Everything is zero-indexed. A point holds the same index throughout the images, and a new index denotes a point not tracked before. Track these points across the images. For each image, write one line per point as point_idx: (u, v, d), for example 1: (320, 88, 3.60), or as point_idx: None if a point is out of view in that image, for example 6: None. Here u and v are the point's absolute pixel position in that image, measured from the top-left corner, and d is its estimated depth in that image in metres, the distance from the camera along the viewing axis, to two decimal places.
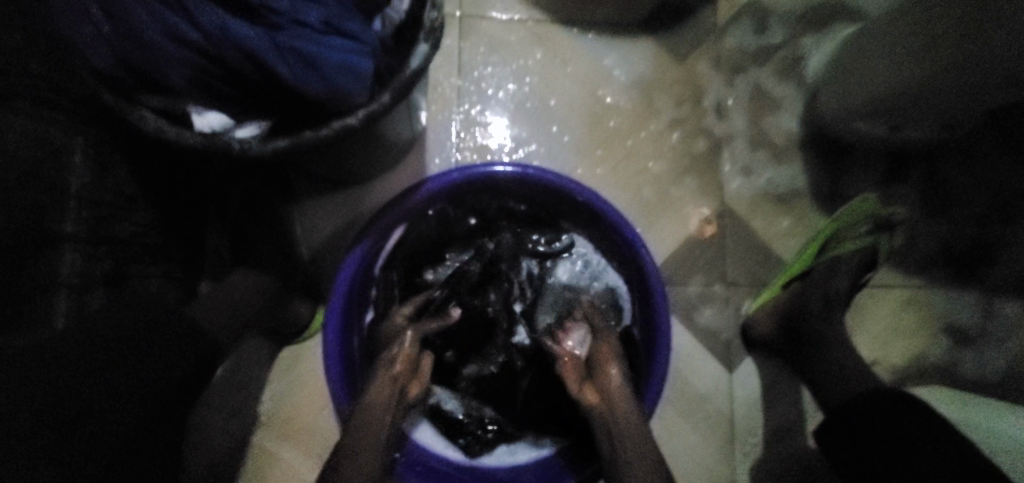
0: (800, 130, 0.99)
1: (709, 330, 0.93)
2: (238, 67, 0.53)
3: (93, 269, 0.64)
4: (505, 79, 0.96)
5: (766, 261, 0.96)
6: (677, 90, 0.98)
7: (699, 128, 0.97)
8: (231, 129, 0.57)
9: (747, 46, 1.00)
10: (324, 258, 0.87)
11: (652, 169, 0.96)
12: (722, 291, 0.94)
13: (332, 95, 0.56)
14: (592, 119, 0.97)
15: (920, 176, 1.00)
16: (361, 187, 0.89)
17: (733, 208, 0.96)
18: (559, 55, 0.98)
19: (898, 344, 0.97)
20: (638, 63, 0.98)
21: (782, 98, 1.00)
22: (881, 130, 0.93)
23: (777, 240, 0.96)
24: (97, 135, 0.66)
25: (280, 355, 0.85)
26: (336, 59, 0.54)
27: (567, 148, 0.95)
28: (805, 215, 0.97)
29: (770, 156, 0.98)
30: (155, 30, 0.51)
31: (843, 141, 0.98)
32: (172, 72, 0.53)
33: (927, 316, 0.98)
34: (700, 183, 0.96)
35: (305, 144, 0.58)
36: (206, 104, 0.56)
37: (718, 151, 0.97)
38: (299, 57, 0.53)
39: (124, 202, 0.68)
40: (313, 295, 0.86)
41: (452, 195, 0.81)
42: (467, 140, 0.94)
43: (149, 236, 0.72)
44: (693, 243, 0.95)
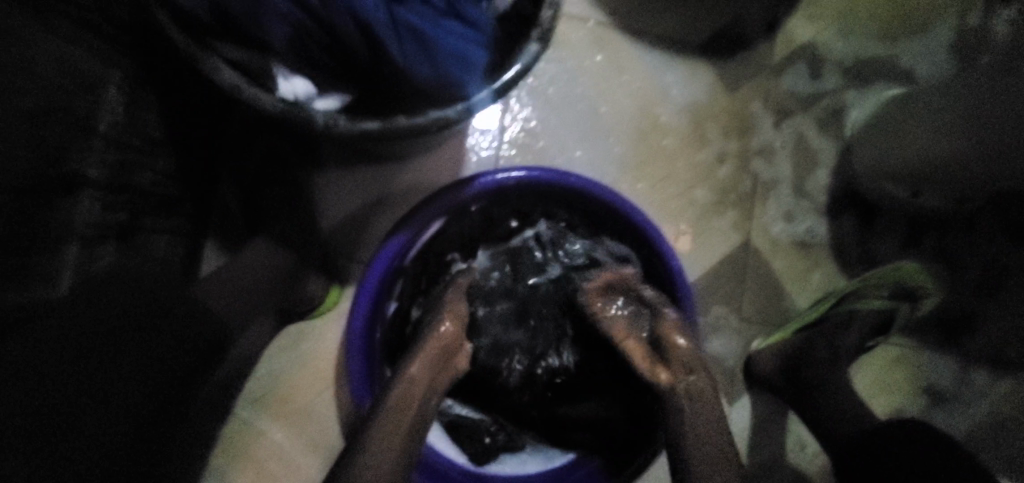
0: (832, 184, 0.98)
1: (717, 356, 0.94)
2: (344, 33, 0.50)
3: (108, 222, 0.58)
4: (556, 76, 0.92)
5: (780, 302, 0.96)
6: (728, 121, 0.97)
7: (746, 167, 0.96)
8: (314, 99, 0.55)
9: (799, 90, 0.98)
10: (346, 236, 0.82)
11: (697, 198, 0.95)
12: (736, 324, 0.95)
13: (438, 83, 0.53)
14: (644, 134, 0.94)
15: (934, 245, 0.96)
16: (395, 164, 0.82)
17: (758, 247, 0.96)
18: (618, 61, 0.94)
19: (880, 394, 0.96)
20: (696, 87, 0.96)
21: (821, 150, 0.98)
22: (904, 196, 0.93)
23: (795, 285, 0.96)
24: (131, 65, 0.62)
25: (285, 330, 0.80)
26: (452, 46, 0.51)
27: (612, 160, 0.93)
28: (828, 269, 0.97)
29: (812, 208, 0.97)
30: None
31: (868, 198, 0.97)
32: (272, 28, 0.50)
33: (911, 375, 0.96)
34: (738, 219, 0.96)
35: (395, 130, 0.56)
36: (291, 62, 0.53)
37: (759, 195, 0.97)
38: (412, 34, 0.50)
39: (147, 149, 0.64)
40: (329, 272, 0.81)
41: (497, 196, 0.77)
42: (514, 138, 0.90)
43: (167, 189, 0.68)
44: (718, 272, 0.95)
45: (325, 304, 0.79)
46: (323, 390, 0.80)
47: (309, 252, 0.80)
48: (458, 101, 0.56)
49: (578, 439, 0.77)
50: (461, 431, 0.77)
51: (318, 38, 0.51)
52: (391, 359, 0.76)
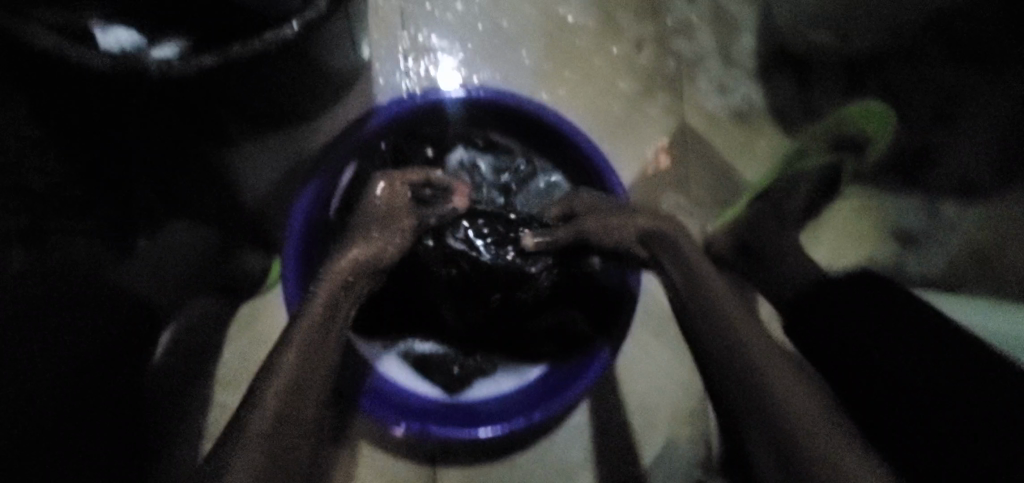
0: (756, 51, 1.01)
1: None
2: None
3: (6, 226, 0.59)
4: None
5: (725, 174, 0.99)
6: (639, 6, 0.98)
7: (666, 48, 0.98)
8: (144, 47, 0.61)
9: None
10: (272, 205, 0.86)
11: (622, 89, 0.97)
12: (689, 206, 0.98)
13: None
14: (553, 38, 0.95)
15: (880, 86, 1.02)
16: (303, 127, 0.84)
17: (695, 126, 0.99)
18: None
19: (836, 240, 1.01)
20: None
21: (738, 17, 1.01)
22: (832, 41, 0.97)
23: (738, 157, 0.99)
24: None
25: (238, 311, 0.85)
26: None
27: (528, 70, 0.94)
28: (762, 129, 1.00)
29: (743, 74, 1.00)
30: None
31: (801, 54, 1.00)
32: None
33: (876, 221, 1.02)
34: (669, 99, 0.98)
35: (233, 59, 0.59)
36: None
37: (685, 73, 0.99)
38: None
39: (33, 151, 0.64)
40: (264, 247, 0.86)
41: (403, 127, 0.81)
42: (413, 68, 0.90)
43: (77, 192, 0.69)
44: (653, 163, 0.97)
45: (271, 278, 0.86)
46: None
47: (230, 227, 0.83)
48: None
49: (534, 323, 0.85)
50: (428, 364, 0.83)
51: None
52: None
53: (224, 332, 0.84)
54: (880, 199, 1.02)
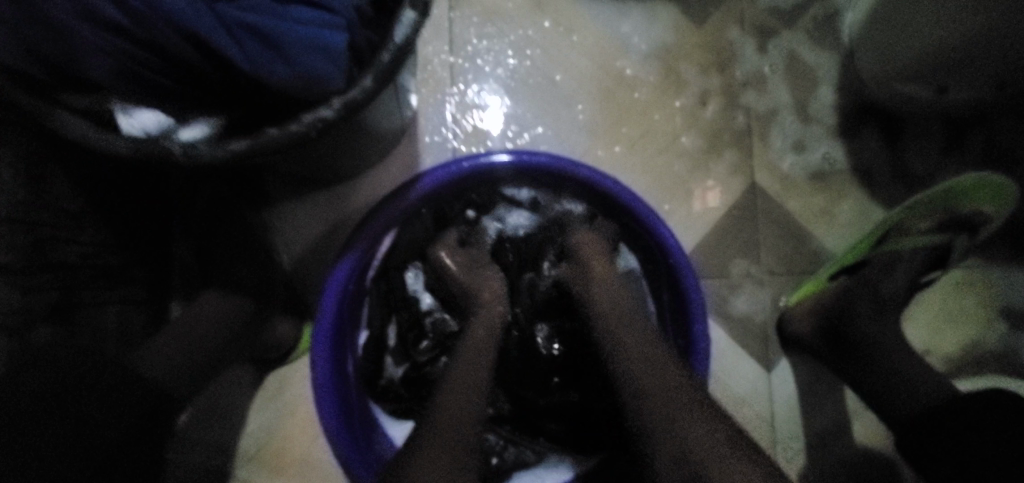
0: (837, 105, 0.91)
1: (745, 316, 0.87)
2: (182, 56, 0.43)
3: (36, 301, 0.58)
4: (503, 52, 0.87)
5: (802, 243, 0.89)
6: (706, 56, 0.90)
7: (736, 102, 0.90)
8: (172, 129, 0.46)
9: (775, 6, 0.92)
10: (310, 269, 0.80)
11: (686, 145, 0.89)
12: (759, 276, 0.88)
13: (302, 81, 0.45)
14: (610, 92, 0.88)
15: (983, 145, 0.90)
16: (346, 187, 0.81)
17: (767, 188, 0.89)
18: (566, 24, 0.89)
19: (935, 318, 0.87)
20: (658, 29, 0.90)
21: (817, 67, 0.91)
22: (930, 95, 0.86)
23: (816, 222, 0.89)
24: (29, 142, 0.57)
25: (264, 381, 0.79)
26: (303, 35, 0.44)
27: (582, 127, 0.87)
28: (844, 192, 0.89)
29: (825, 132, 0.90)
30: (64, 8, 0.40)
31: (888, 108, 0.90)
32: (92, 61, 0.42)
33: (984, 299, 0.87)
34: (739, 158, 0.89)
35: (268, 144, 0.46)
36: (138, 101, 0.45)
37: (756, 129, 0.90)
38: (258, 37, 0.43)
39: (70, 222, 0.62)
40: (298, 312, 0.79)
41: (448, 191, 0.76)
42: (462, 126, 0.85)
43: (108, 259, 0.67)
44: (719, 230, 0.88)
45: (299, 348, 0.78)
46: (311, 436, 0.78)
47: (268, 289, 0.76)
48: (333, 97, 0.47)
49: (583, 407, 0.76)
50: None
51: (144, 61, 0.42)
52: (370, 388, 0.76)
53: (248, 404, 0.78)
54: (991, 275, 0.87)
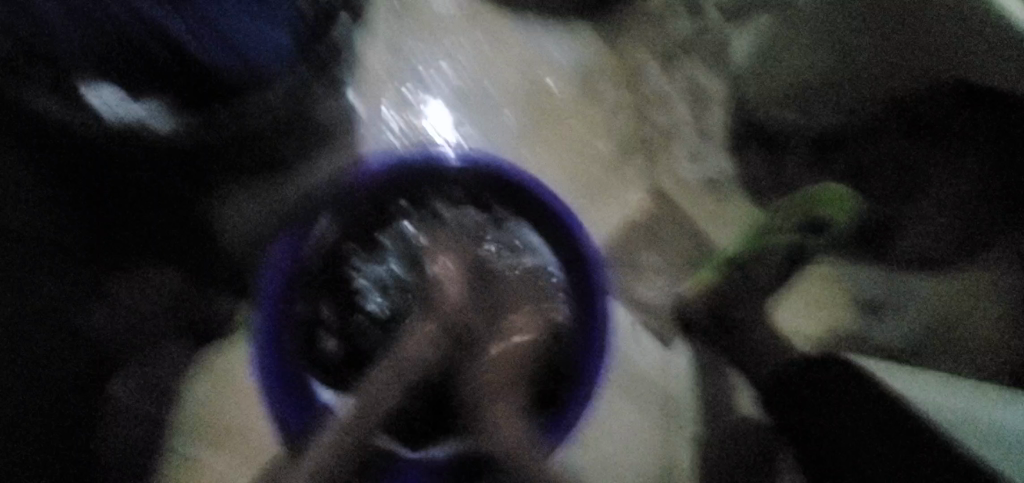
0: (728, 124, 1.06)
1: (649, 302, 1.00)
2: (138, 38, 0.62)
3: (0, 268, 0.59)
4: (438, 59, 0.96)
5: (699, 241, 1.03)
6: (620, 75, 1.03)
7: (644, 116, 1.03)
8: (143, 114, 0.70)
9: (678, 35, 1.06)
10: (251, 250, 0.87)
11: (601, 150, 1.01)
12: (661, 268, 1.01)
13: (246, 69, 0.69)
14: (535, 100, 0.99)
15: (849, 164, 1.04)
16: (286, 174, 0.88)
17: (669, 192, 1.03)
18: (498, 38, 0.99)
19: (806, 310, 1.03)
20: (577, 48, 1.02)
21: (711, 89, 1.06)
22: (800, 119, 1.01)
23: (710, 223, 1.03)
24: None
25: (199, 354, 0.85)
26: (227, 28, 0.66)
27: (510, 132, 0.97)
28: (733, 198, 1.04)
29: (718, 147, 1.05)
30: (54, 11, 0.59)
31: (770, 128, 1.03)
32: (64, 43, 0.61)
33: (842, 290, 1.04)
34: (647, 165, 1.02)
35: (218, 123, 0.74)
36: (94, 78, 0.65)
37: (661, 140, 1.03)
38: (217, 37, 0.66)
39: (27, 192, 0.63)
40: (237, 287, 0.85)
41: (384, 182, 0.83)
42: (399, 124, 0.94)
43: (61, 232, 0.67)
44: (627, 227, 1.01)
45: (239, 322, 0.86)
46: (248, 407, 0.85)
47: (213, 267, 0.84)
48: (269, 80, 0.72)
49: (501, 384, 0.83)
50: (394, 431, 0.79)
51: (118, 46, 0.62)
52: (309, 360, 0.81)
53: (184, 374, 0.84)
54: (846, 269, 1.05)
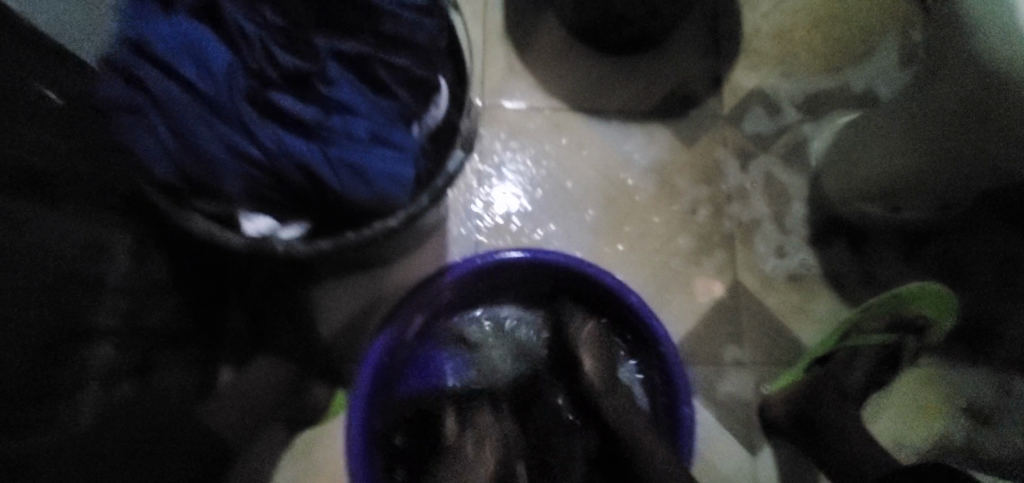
0: (808, 217, 1.05)
1: (732, 400, 0.96)
2: (291, 179, 0.54)
3: (122, 360, 0.67)
4: (523, 160, 1.04)
5: (783, 338, 1.00)
6: (698, 170, 1.06)
7: (724, 211, 1.04)
8: (277, 231, 0.58)
9: (753, 132, 1.09)
10: (346, 339, 0.90)
11: (680, 244, 1.02)
12: (745, 365, 0.98)
13: (377, 201, 0.57)
14: (612, 196, 1.04)
15: (939, 256, 1.02)
16: (380, 268, 0.93)
17: (749, 285, 1.02)
18: (579, 141, 1.06)
19: (893, 413, 0.96)
20: (654, 147, 1.07)
21: (790, 185, 1.07)
22: (883, 213, 1.00)
23: (794, 318, 1.01)
24: (140, 228, 0.71)
25: (294, 442, 0.87)
26: (384, 169, 0.56)
27: (588, 228, 1.02)
28: (818, 293, 1.02)
29: (802, 240, 1.04)
30: (219, 147, 0.52)
31: (852, 223, 1.04)
32: (231, 182, 0.54)
33: (944, 398, 0.96)
34: (727, 259, 1.02)
35: (347, 245, 0.59)
36: (256, 208, 0.56)
37: (742, 235, 1.04)
38: (350, 168, 0.55)
39: (156, 292, 0.72)
40: (333, 378, 0.89)
41: (469, 285, 0.87)
42: (484, 221, 1.00)
43: (181, 323, 0.77)
44: (709, 322, 0.99)
45: (331, 409, 0.87)
46: None
47: (314, 361, 0.89)
48: (397, 211, 0.59)
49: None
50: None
51: (270, 184, 0.54)
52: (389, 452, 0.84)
53: (275, 464, 0.86)
54: (948, 372, 0.97)
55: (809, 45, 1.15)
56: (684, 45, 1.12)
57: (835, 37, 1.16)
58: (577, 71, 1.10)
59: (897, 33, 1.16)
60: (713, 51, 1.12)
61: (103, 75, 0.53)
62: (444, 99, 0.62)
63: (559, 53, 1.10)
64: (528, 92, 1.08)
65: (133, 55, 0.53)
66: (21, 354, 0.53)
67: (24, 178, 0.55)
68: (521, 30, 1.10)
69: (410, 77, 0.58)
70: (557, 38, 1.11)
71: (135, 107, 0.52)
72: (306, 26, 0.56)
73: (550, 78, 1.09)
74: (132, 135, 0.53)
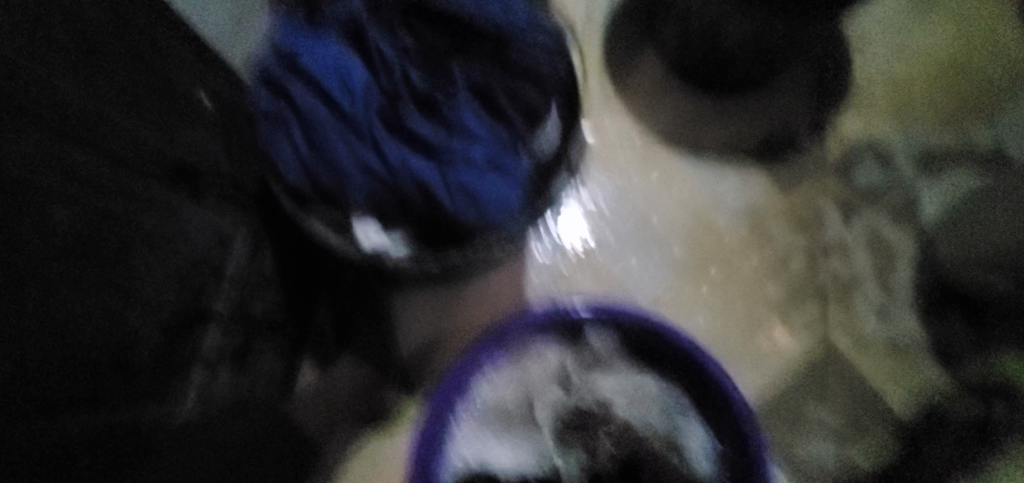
0: (915, 281, 0.97)
1: (815, 467, 0.90)
2: (409, 196, 0.57)
3: (227, 346, 0.70)
4: (609, 189, 1.03)
5: (878, 412, 0.92)
6: (795, 218, 1.01)
7: (822, 264, 0.99)
8: (385, 243, 0.59)
9: (860, 183, 1.03)
10: (423, 351, 0.92)
11: (771, 294, 0.98)
12: (835, 433, 0.91)
13: (483, 225, 0.58)
14: (701, 236, 1.01)
15: None
16: (461, 283, 0.95)
17: (841, 346, 0.95)
18: (669, 176, 1.04)
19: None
20: (749, 191, 1.03)
21: (897, 245, 1.00)
22: (1012, 288, 0.92)
23: (891, 389, 0.93)
24: (258, 223, 0.76)
25: (357, 446, 0.87)
26: (495, 195, 0.57)
27: (673, 265, 0.99)
28: (921, 365, 0.94)
29: (910, 307, 0.96)
30: (349, 160, 0.56)
31: (968, 294, 0.95)
32: (356, 195, 0.57)
33: None
34: (820, 315, 0.97)
35: (450, 264, 0.60)
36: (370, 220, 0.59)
37: (839, 292, 0.98)
38: (465, 193, 0.57)
39: (262, 284, 0.76)
40: (405, 385, 0.91)
41: (545, 331, 0.87)
42: (566, 247, 1.00)
43: (277, 315, 0.81)
44: (795, 380, 0.94)
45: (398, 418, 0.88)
46: None
47: (390, 369, 0.90)
48: (501, 236, 0.60)
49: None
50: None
51: (390, 200, 0.57)
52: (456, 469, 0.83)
53: (335, 466, 0.86)
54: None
55: (929, 96, 1.07)
56: (791, 86, 1.07)
57: (958, 89, 1.08)
58: (675, 105, 1.08)
59: None
60: (821, 95, 1.07)
61: (253, 85, 0.58)
62: (555, 124, 0.62)
63: (656, 86, 1.09)
64: (622, 122, 1.07)
65: (282, 70, 0.58)
66: (152, 332, 0.59)
67: (175, 170, 0.61)
68: (620, 60, 1.10)
69: (527, 106, 0.60)
70: (656, 70, 1.10)
71: (278, 118, 0.57)
72: (439, 53, 0.60)
73: (645, 110, 1.08)
74: (272, 144, 0.57)
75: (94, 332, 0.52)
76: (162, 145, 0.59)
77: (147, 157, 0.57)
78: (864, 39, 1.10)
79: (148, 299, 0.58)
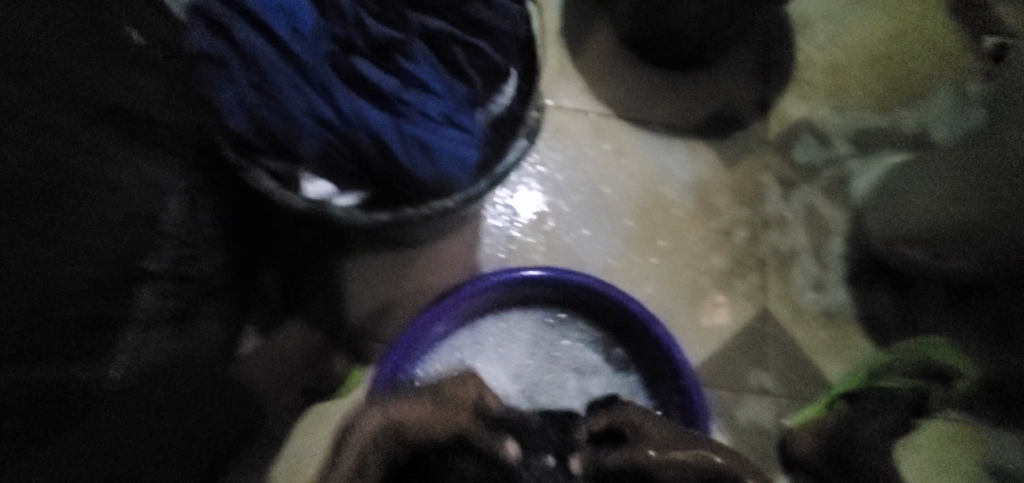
0: (845, 254, 1.05)
1: (752, 427, 0.96)
2: (362, 148, 0.55)
3: (165, 306, 0.67)
4: (563, 160, 1.04)
5: (809, 374, 0.99)
6: (739, 192, 1.06)
7: (763, 237, 1.04)
8: (335, 197, 0.58)
9: (800, 161, 1.09)
10: (376, 317, 0.91)
11: (715, 264, 1.02)
12: (770, 394, 0.97)
13: (438, 180, 0.57)
14: (651, 208, 1.03)
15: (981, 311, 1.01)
16: (414, 250, 0.94)
17: (777, 314, 1.01)
18: (623, 148, 1.06)
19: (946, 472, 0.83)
20: (698, 165, 1.06)
21: (831, 220, 1.06)
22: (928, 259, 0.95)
23: (821, 353, 1.00)
24: (198, 179, 0.72)
25: (307, 413, 0.86)
26: (449, 149, 0.56)
27: (624, 236, 1.02)
28: (847, 331, 1.01)
29: (841, 279, 1.03)
30: (298, 107, 0.53)
31: (891, 267, 1.03)
32: (304, 144, 0.54)
33: None
34: (760, 285, 1.02)
35: (403, 220, 0.59)
36: (320, 172, 0.57)
37: (777, 264, 1.03)
38: (419, 146, 0.55)
39: (203, 244, 0.73)
40: (356, 353, 0.89)
41: (497, 296, 0.87)
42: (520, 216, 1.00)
43: (219, 278, 0.77)
44: (736, 347, 0.99)
45: (348, 384, 0.87)
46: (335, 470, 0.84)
47: (342, 336, 0.90)
48: (456, 193, 0.59)
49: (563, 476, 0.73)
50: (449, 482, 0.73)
51: (341, 151, 0.55)
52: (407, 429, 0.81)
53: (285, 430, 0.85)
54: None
55: (864, 82, 1.14)
56: (739, 66, 1.11)
57: (890, 76, 1.15)
58: (630, 80, 1.10)
59: (951, 80, 1.15)
60: (766, 75, 1.12)
61: (192, 24, 0.55)
62: (511, 85, 0.62)
63: (612, 60, 1.10)
64: (578, 93, 1.08)
65: (224, 8, 0.54)
66: (89, 287, 0.55)
67: (105, 114, 0.56)
68: (578, 33, 1.10)
69: (484, 61, 0.59)
70: (612, 44, 1.11)
71: (219, 60, 0.54)
72: None
73: (601, 83, 1.09)
74: (214, 87, 0.54)
75: (30, 280, 0.48)
76: (91, 84, 0.54)
77: (74, 94, 0.52)
78: (808, 24, 1.15)
79: (83, 250, 0.54)
